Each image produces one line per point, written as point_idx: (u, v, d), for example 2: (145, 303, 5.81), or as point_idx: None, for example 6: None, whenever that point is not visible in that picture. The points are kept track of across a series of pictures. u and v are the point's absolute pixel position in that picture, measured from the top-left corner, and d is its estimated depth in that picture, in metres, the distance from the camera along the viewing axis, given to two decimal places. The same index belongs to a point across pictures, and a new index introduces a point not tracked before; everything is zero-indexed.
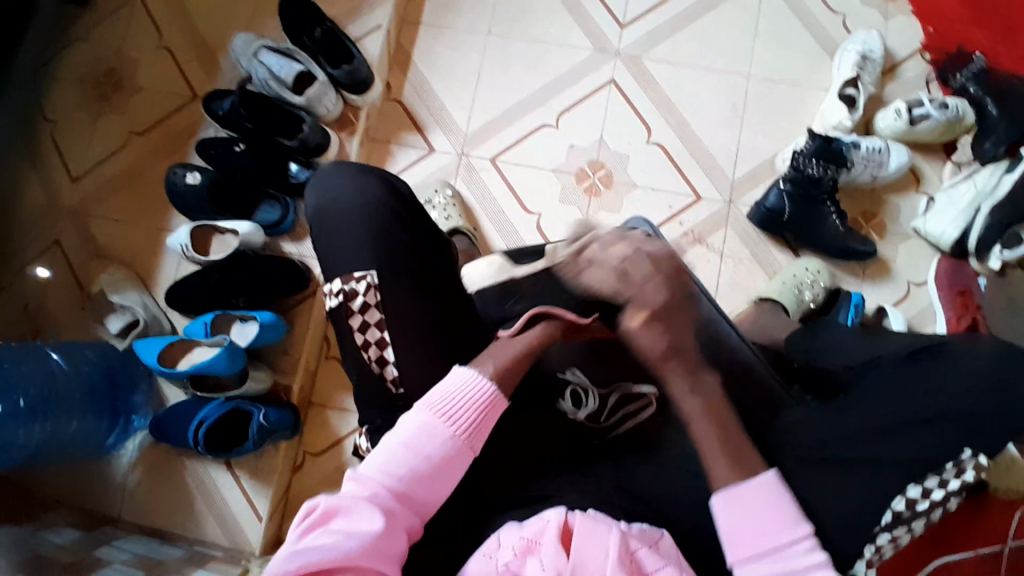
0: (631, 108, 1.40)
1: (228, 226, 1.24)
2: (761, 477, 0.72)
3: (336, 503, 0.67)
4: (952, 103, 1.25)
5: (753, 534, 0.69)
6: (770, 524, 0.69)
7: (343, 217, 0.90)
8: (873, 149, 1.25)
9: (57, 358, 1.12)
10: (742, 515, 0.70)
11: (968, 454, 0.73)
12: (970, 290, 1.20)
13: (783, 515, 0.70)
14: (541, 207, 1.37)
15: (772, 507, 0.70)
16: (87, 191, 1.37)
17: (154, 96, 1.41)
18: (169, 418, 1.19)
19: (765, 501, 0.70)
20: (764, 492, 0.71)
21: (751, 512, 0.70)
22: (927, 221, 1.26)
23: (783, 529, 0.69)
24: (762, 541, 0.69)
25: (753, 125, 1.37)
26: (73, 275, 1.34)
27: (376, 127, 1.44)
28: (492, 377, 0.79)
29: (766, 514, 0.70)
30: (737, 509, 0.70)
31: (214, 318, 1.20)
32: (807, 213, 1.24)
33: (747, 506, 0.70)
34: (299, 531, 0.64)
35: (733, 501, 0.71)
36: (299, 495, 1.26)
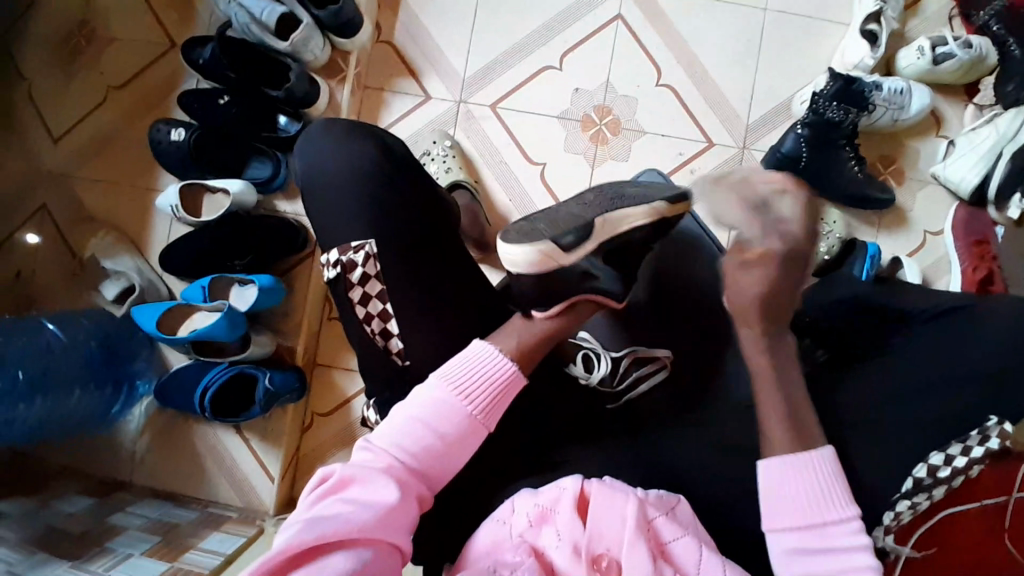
0: (638, 48, 1.31)
1: (218, 185, 1.19)
2: (816, 452, 0.69)
3: (350, 472, 0.66)
4: (976, 41, 1.17)
5: (797, 507, 0.67)
6: (816, 502, 0.67)
7: (340, 182, 0.86)
8: (895, 90, 1.18)
9: (54, 329, 1.09)
10: (791, 486, 0.68)
11: (995, 422, 0.73)
12: (987, 240, 1.15)
13: (833, 493, 0.67)
14: (544, 157, 1.31)
15: (823, 484, 0.67)
16: (70, 152, 1.31)
17: (128, 46, 1.32)
18: (176, 383, 1.17)
19: (820, 476, 0.68)
20: (818, 467, 0.68)
21: (799, 484, 0.68)
22: (946, 166, 1.20)
23: (830, 508, 0.66)
24: (809, 516, 0.66)
25: (768, 65, 1.29)
26: (63, 240, 1.29)
27: (366, 74, 1.36)
28: (511, 355, 0.78)
29: (813, 493, 0.67)
30: (787, 477, 0.68)
31: (212, 281, 1.17)
32: (824, 159, 1.19)
33: (795, 478, 0.68)
34: (313, 498, 0.64)
35: (783, 473, 0.68)
36: (309, 455, 1.26)
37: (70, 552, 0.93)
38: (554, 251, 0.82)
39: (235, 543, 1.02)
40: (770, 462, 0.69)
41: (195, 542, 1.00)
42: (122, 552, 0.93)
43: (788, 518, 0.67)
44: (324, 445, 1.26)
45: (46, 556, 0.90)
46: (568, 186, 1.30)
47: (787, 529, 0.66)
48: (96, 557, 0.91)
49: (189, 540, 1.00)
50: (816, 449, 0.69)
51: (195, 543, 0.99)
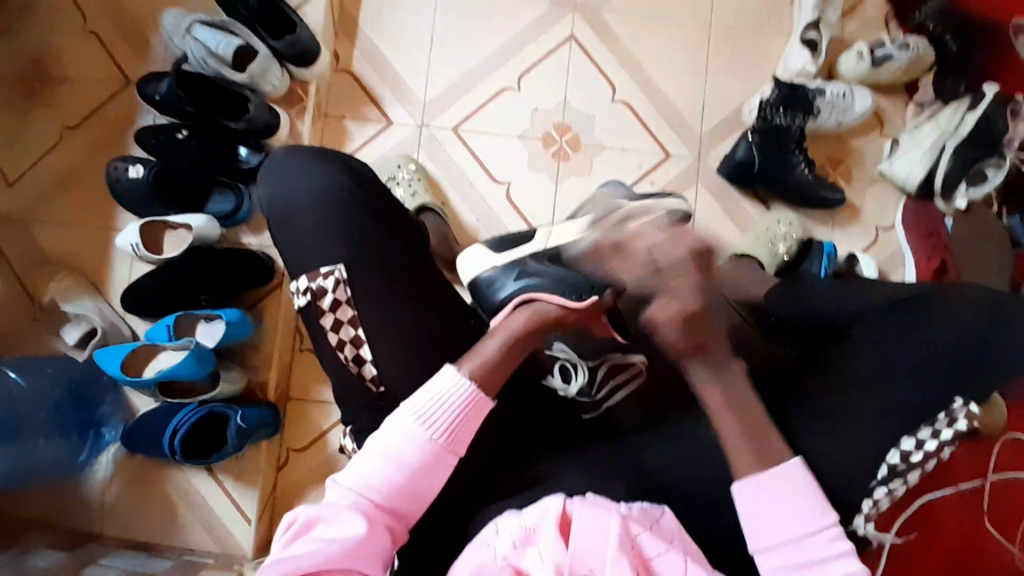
0: (595, 66, 1.35)
1: (180, 221, 1.16)
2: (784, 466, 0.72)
3: (315, 511, 0.68)
4: (913, 41, 1.24)
5: (776, 527, 0.70)
6: (792, 517, 0.70)
7: (302, 211, 0.85)
8: (838, 95, 1.24)
9: (16, 376, 1.06)
10: (760, 506, 0.71)
11: (960, 403, 0.76)
12: (938, 233, 1.21)
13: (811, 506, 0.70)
14: (508, 175, 1.33)
15: (796, 498, 0.70)
16: (25, 195, 1.27)
17: (82, 86, 1.30)
18: (142, 426, 1.14)
19: (788, 492, 0.71)
20: (784, 485, 0.71)
21: (775, 501, 0.71)
22: (892, 163, 1.26)
23: (811, 520, 0.69)
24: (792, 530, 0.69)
25: (718, 76, 1.34)
26: (19, 285, 1.24)
27: (327, 102, 1.36)
28: (472, 377, 0.75)
29: (789, 506, 0.70)
30: (755, 500, 0.71)
31: (176, 320, 1.14)
32: (777, 163, 1.23)
33: (769, 499, 0.71)
34: (283, 541, 0.66)
35: (754, 494, 0.71)
36: (286, 492, 1.23)
37: None
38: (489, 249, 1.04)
39: None
40: (744, 483, 0.72)
41: None
42: None
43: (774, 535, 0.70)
44: (301, 480, 1.23)
45: None
46: (534, 203, 1.31)
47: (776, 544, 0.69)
48: None
49: None
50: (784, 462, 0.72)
51: None
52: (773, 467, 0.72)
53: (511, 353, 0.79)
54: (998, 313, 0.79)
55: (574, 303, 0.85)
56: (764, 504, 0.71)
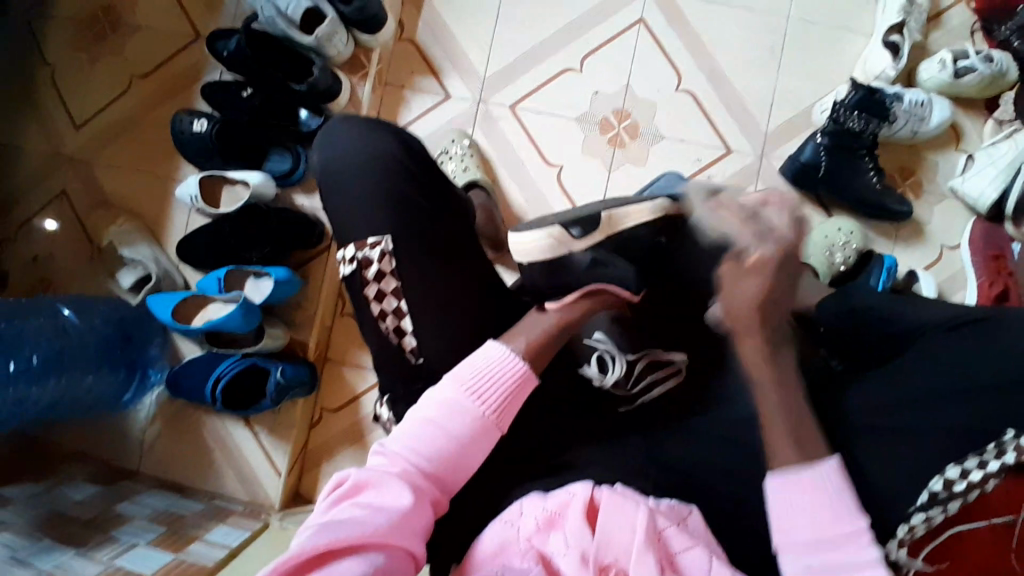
0: (661, 53, 1.31)
1: (237, 177, 1.19)
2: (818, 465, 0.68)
3: (363, 477, 0.69)
4: (997, 56, 1.16)
5: (807, 518, 0.66)
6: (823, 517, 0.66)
7: (355, 177, 0.86)
8: (916, 103, 1.17)
9: (69, 315, 1.10)
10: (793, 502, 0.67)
11: (1012, 435, 0.72)
12: (1004, 254, 1.14)
13: (841, 504, 0.66)
14: (561, 158, 1.31)
15: (823, 497, 0.67)
16: (91, 139, 1.32)
17: (150, 38, 1.33)
18: (188, 372, 1.18)
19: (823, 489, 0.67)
20: (817, 486, 0.67)
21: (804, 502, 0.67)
22: (964, 181, 1.19)
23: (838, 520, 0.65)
24: (821, 528, 0.65)
25: (790, 72, 1.28)
26: (79, 225, 1.29)
27: (387, 70, 1.36)
28: (522, 354, 0.79)
29: (821, 501, 0.66)
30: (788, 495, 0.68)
31: (227, 273, 1.17)
32: (843, 169, 1.18)
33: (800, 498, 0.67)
34: (328, 503, 0.66)
35: (788, 483, 0.68)
36: (316, 450, 1.27)
37: (74, 540, 0.94)
38: (562, 234, 0.87)
39: (240, 534, 1.04)
40: (779, 475, 0.68)
41: (201, 533, 1.02)
42: (127, 540, 0.95)
43: (801, 527, 0.66)
44: (331, 439, 1.26)
45: (49, 544, 0.92)
46: (585, 189, 1.30)
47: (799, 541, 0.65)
48: (99, 546, 0.93)
49: (194, 530, 1.03)
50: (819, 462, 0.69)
51: (202, 533, 1.01)
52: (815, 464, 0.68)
53: (555, 337, 0.83)
54: None
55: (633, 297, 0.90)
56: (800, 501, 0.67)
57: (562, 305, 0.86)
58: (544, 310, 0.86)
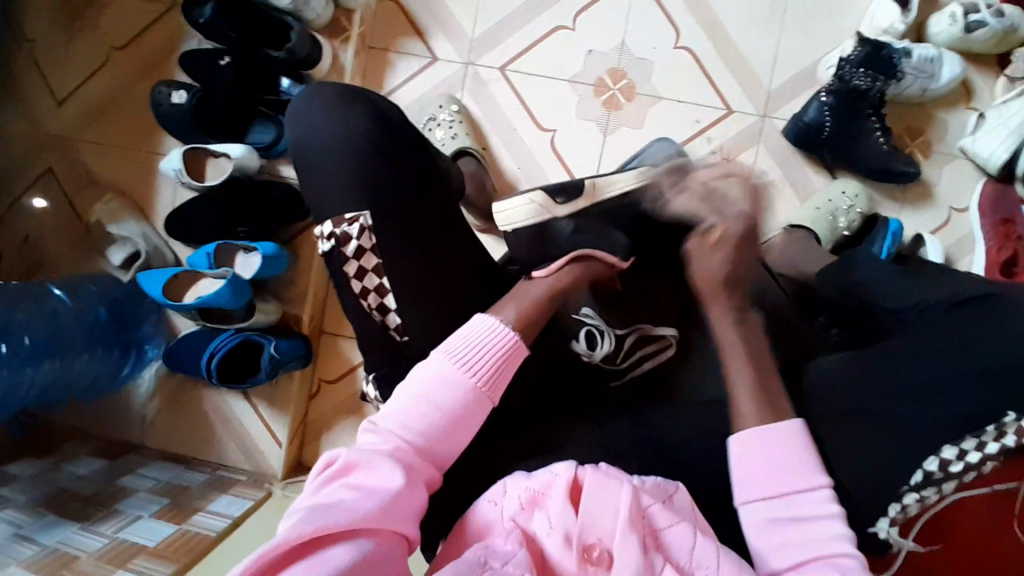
0: (658, 6, 1.24)
1: (220, 150, 1.16)
2: (788, 422, 0.71)
3: (355, 457, 0.67)
4: (1010, 11, 1.09)
5: (767, 473, 0.68)
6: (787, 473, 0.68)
7: (330, 156, 0.83)
8: (926, 58, 1.10)
9: (60, 295, 1.09)
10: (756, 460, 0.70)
11: (1012, 419, 0.71)
12: (1014, 219, 1.10)
13: (802, 462, 0.69)
14: (554, 123, 1.26)
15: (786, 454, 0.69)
16: (74, 114, 1.29)
17: (127, 6, 1.28)
18: (183, 347, 1.19)
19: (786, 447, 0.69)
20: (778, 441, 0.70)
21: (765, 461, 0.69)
22: (975, 140, 1.14)
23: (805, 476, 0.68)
24: (775, 484, 0.68)
25: (796, 25, 1.21)
26: (69, 202, 1.28)
27: (372, 33, 1.30)
28: (514, 325, 0.78)
29: (782, 456, 0.69)
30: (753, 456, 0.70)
31: (216, 248, 1.16)
32: (848, 130, 1.12)
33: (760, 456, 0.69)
34: (320, 482, 0.65)
35: (753, 441, 0.70)
36: (316, 420, 1.28)
37: (79, 513, 0.96)
38: (546, 200, 0.92)
39: (242, 505, 1.06)
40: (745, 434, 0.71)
41: (203, 504, 1.04)
42: (132, 513, 0.97)
43: (756, 487, 0.68)
44: (329, 412, 1.27)
45: (55, 519, 0.94)
46: (579, 155, 1.25)
47: (755, 499, 0.68)
48: (106, 518, 0.95)
49: (197, 501, 1.05)
50: (785, 420, 0.71)
51: (203, 505, 1.03)
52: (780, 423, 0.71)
53: (551, 301, 0.83)
54: None
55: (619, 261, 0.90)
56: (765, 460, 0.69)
57: (550, 272, 0.86)
58: (533, 278, 0.86)
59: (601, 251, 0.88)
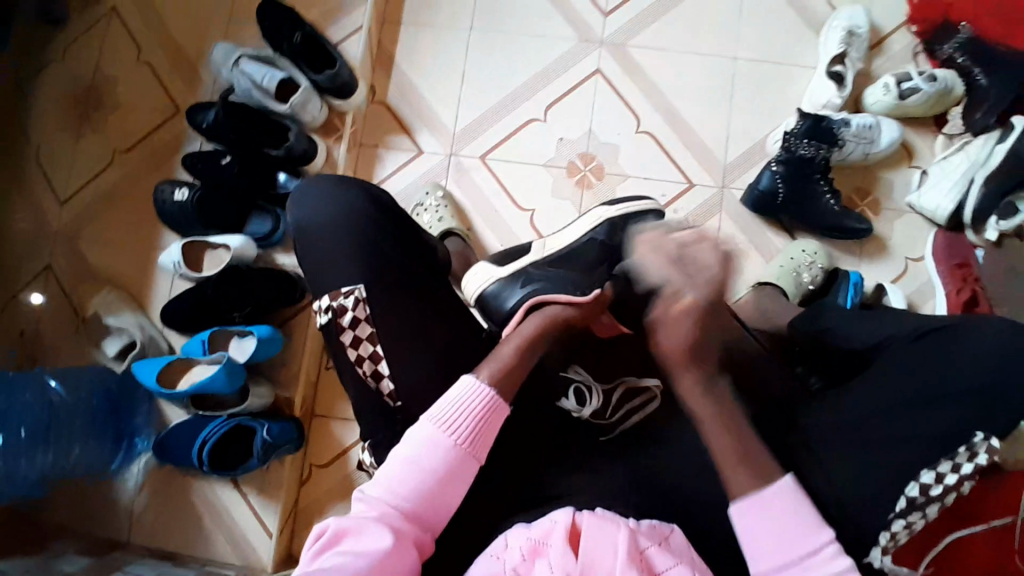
0: (618, 96, 1.38)
1: (219, 241, 1.23)
2: (779, 485, 0.71)
3: (344, 525, 0.69)
4: (941, 75, 1.24)
5: (780, 543, 0.69)
6: (787, 537, 0.69)
7: (328, 231, 0.89)
8: (864, 126, 1.24)
9: (56, 386, 1.14)
10: (758, 525, 0.70)
11: (981, 438, 0.74)
12: (969, 263, 1.20)
13: (803, 522, 0.69)
14: (533, 203, 1.36)
15: (787, 518, 0.69)
16: (77, 212, 1.36)
17: (133, 115, 1.39)
18: (174, 437, 1.18)
19: (782, 509, 0.70)
20: (779, 503, 0.70)
21: (766, 525, 0.69)
22: (921, 196, 1.25)
23: (805, 541, 0.68)
24: (789, 551, 0.68)
25: (743, 108, 1.35)
26: (65, 298, 1.32)
27: (363, 131, 1.42)
28: (490, 381, 0.78)
29: (782, 522, 0.69)
30: (753, 521, 0.70)
31: (211, 335, 1.19)
32: (801, 194, 1.23)
33: (762, 519, 0.70)
34: (311, 554, 0.67)
35: (754, 508, 0.70)
36: (307, 508, 1.25)
37: None
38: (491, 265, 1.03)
39: None
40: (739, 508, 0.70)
41: None
42: None
43: (775, 557, 0.68)
44: (321, 498, 1.25)
45: None
46: (558, 229, 1.34)
47: (768, 570, 0.68)
48: None
49: None
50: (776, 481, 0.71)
51: None
52: (771, 486, 0.71)
53: (527, 354, 0.82)
54: None
55: (580, 300, 0.88)
56: (760, 534, 0.69)
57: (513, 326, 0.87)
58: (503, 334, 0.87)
59: (555, 294, 0.88)
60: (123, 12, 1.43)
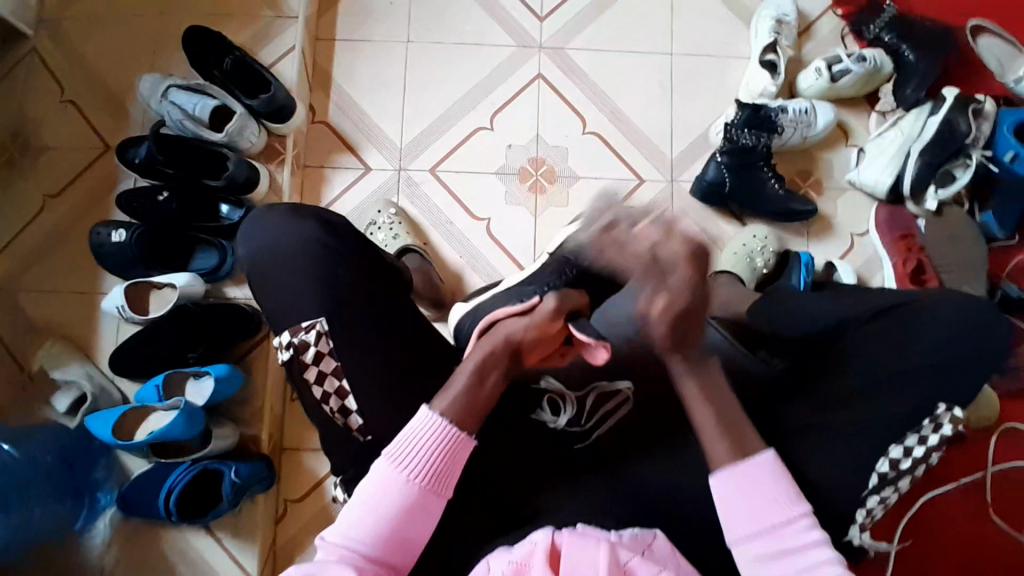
0: (562, 99, 1.39)
1: (164, 280, 1.19)
2: (758, 457, 0.71)
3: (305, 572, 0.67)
4: (869, 55, 1.28)
5: (750, 513, 0.68)
6: (770, 506, 0.68)
7: (278, 267, 0.86)
8: (800, 111, 1.27)
9: (8, 448, 1.07)
10: (736, 496, 0.69)
11: (944, 409, 0.79)
12: (911, 233, 1.26)
13: (782, 494, 0.69)
14: (487, 212, 1.35)
15: (768, 488, 0.69)
16: (12, 264, 1.29)
17: (60, 156, 1.32)
18: (135, 490, 1.13)
19: (764, 482, 0.69)
20: (763, 474, 0.70)
21: (747, 496, 0.69)
22: (860, 172, 1.29)
23: (782, 509, 0.68)
24: (759, 520, 0.68)
25: (684, 101, 1.37)
26: (7, 354, 1.25)
27: (306, 154, 1.38)
28: (449, 416, 0.74)
29: (765, 495, 0.69)
30: (734, 491, 0.69)
31: (166, 379, 1.15)
32: (748, 181, 1.25)
33: (744, 490, 0.69)
34: None
35: (731, 479, 0.70)
36: (285, 546, 1.22)
37: None
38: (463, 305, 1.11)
39: None
40: (720, 475, 0.70)
41: None
42: None
43: (746, 526, 0.68)
44: (299, 532, 1.22)
45: None
46: (515, 238, 1.34)
47: (744, 537, 0.68)
48: None
49: None
50: (757, 454, 0.71)
51: None
52: (749, 458, 0.71)
53: (482, 380, 0.77)
54: (979, 322, 0.82)
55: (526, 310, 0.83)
56: (740, 499, 0.69)
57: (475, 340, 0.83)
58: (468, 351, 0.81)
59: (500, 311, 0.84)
60: (41, 50, 1.36)
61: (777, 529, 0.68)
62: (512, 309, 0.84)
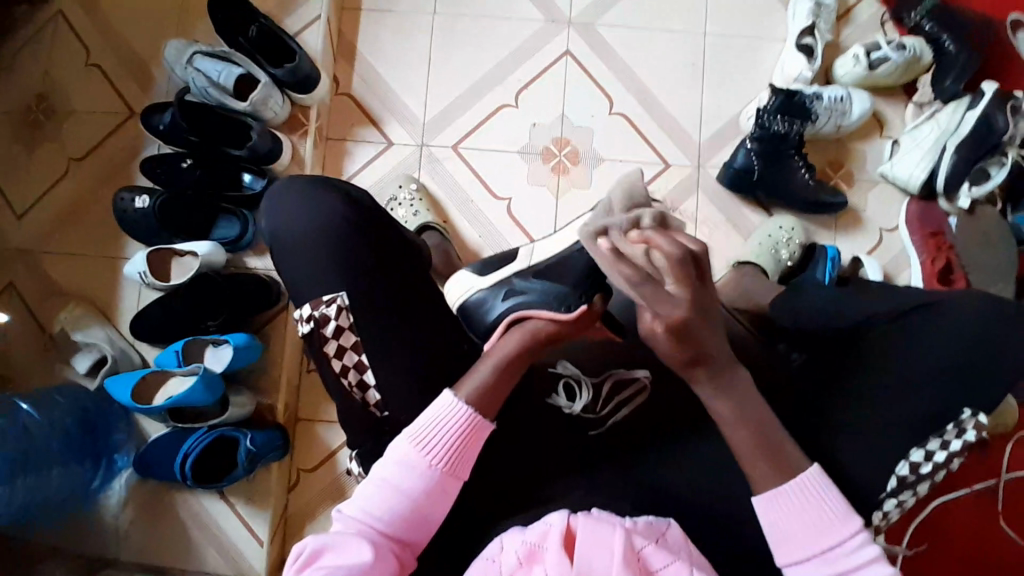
0: (589, 78, 1.36)
1: (186, 248, 1.18)
2: (804, 474, 0.70)
3: (321, 542, 0.68)
4: (910, 43, 1.24)
5: (805, 533, 0.69)
6: (822, 524, 0.69)
7: (299, 239, 0.86)
8: (836, 99, 1.24)
9: (27, 408, 1.09)
10: (787, 518, 0.70)
11: (969, 414, 0.78)
12: (942, 231, 1.22)
13: (832, 512, 0.69)
14: (508, 192, 1.33)
15: (818, 505, 0.69)
16: (36, 226, 1.30)
17: (84, 119, 1.33)
18: (153, 451, 1.16)
19: (813, 500, 0.70)
20: (811, 493, 0.70)
21: (796, 514, 0.69)
22: (894, 165, 1.26)
23: (834, 530, 0.69)
24: (813, 542, 0.69)
25: (714, 84, 1.34)
26: (30, 315, 1.26)
27: (327, 126, 1.37)
28: (471, 401, 0.74)
29: (816, 517, 0.69)
30: (782, 509, 0.70)
31: (185, 345, 1.16)
32: (774, 170, 1.23)
33: (792, 508, 0.70)
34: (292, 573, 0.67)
35: (777, 501, 0.70)
36: (298, 513, 1.24)
37: None
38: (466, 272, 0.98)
39: None
40: (764, 498, 0.70)
41: None
42: None
43: (803, 545, 0.69)
44: (310, 501, 1.23)
45: None
46: (535, 219, 1.32)
47: (799, 560, 0.69)
48: None
49: None
50: (803, 470, 0.71)
51: None
52: (794, 477, 0.70)
53: (508, 371, 0.76)
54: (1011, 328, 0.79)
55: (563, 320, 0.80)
56: (788, 520, 0.69)
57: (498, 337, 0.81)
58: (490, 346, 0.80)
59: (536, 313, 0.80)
60: (68, 11, 1.35)
61: (834, 548, 0.68)
62: (554, 314, 0.79)
